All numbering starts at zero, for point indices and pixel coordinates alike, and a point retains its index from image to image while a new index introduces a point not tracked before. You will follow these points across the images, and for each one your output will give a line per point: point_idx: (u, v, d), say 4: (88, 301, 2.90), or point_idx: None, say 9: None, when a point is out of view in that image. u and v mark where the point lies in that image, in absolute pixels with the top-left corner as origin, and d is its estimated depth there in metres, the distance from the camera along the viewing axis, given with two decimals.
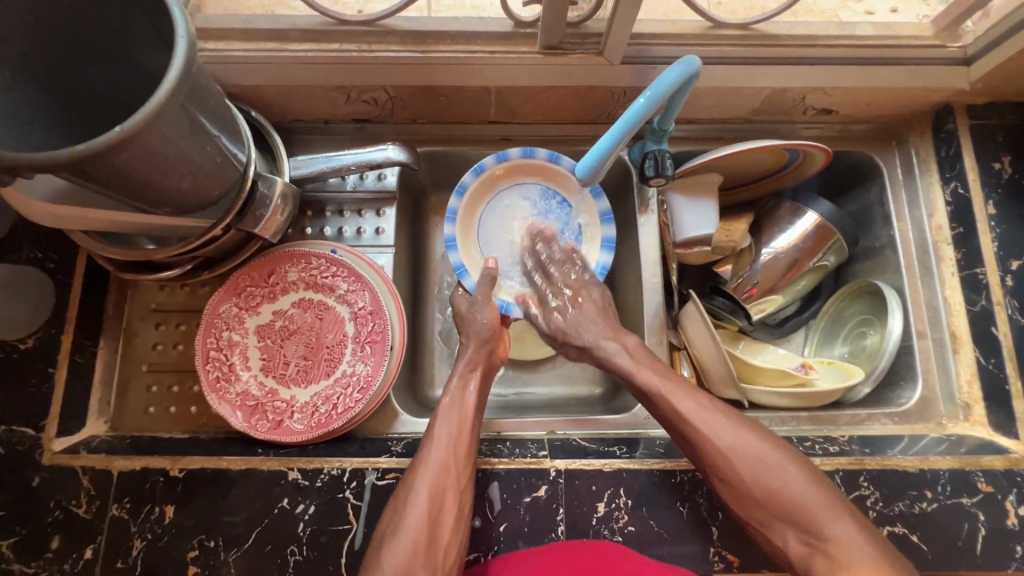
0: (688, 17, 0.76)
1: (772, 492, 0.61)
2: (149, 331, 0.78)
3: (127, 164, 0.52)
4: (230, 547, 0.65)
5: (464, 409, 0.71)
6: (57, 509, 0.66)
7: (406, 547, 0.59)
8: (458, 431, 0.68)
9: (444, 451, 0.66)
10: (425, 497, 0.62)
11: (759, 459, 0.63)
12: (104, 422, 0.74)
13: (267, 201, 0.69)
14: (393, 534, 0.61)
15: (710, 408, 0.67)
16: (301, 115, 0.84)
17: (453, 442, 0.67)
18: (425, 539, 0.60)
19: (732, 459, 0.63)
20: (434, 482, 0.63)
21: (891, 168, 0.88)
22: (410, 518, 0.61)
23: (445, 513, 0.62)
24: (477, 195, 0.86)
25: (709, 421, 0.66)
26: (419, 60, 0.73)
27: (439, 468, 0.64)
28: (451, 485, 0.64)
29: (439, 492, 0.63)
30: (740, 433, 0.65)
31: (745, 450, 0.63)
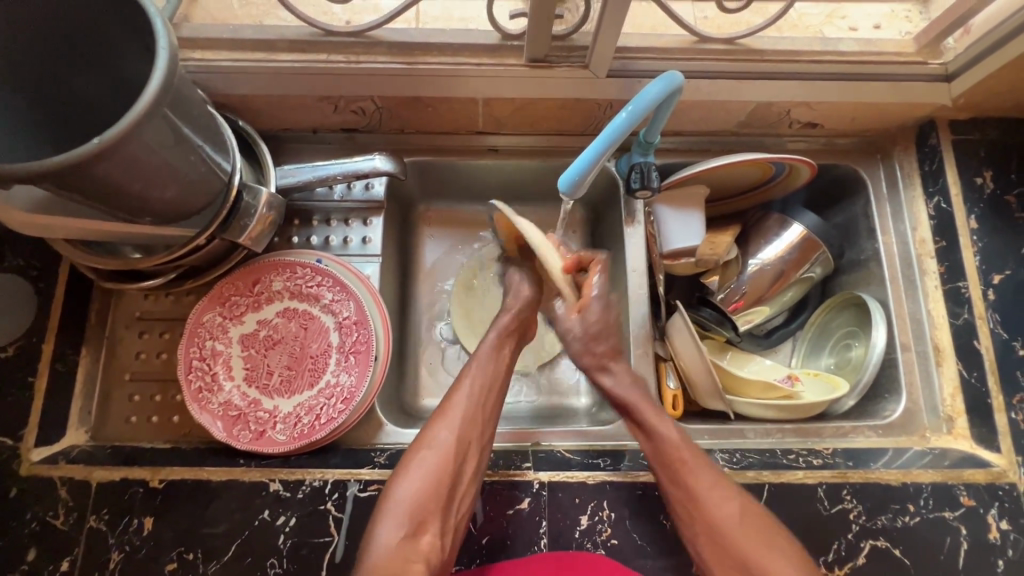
0: (673, 31, 0.76)
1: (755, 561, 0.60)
2: (133, 339, 0.77)
3: (109, 175, 0.52)
4: (209, 560, 0.64)
5: (498, 363, 0.72)
6: (34, 521, 0.65)
7: (422, 485, 0.62)
8: (485, 384, 0.70)
9: (471, 400, 0.68)
10: (450, 443, 0.64)
11: (766, 550, 0.60)
12: (85, 432, 0.73)
13: (252, 210, 0.69)
14: (411, 466, 0.63)
15: (718, 486, 0.64)
16: (289, 125, 0.84)
17: (478, 390, 0.69)
18: (442, 483, 0.62)
19: (734, 543, 0.61)
20: (459, 427, 0.66)
21: (875, 181, 0.89)
22: (430, 458, 0.63)
23: (465, 461, 0.64)
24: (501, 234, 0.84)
25: (719, 507, 0.62)
26: (406, 71, 0.73)
27: (464, 415, 0.66)
28: (474, 434, 0.66)
29: (464, 438, 0.65)
30: (752, 519, 0.62)
31: (754, 541, 0.60)
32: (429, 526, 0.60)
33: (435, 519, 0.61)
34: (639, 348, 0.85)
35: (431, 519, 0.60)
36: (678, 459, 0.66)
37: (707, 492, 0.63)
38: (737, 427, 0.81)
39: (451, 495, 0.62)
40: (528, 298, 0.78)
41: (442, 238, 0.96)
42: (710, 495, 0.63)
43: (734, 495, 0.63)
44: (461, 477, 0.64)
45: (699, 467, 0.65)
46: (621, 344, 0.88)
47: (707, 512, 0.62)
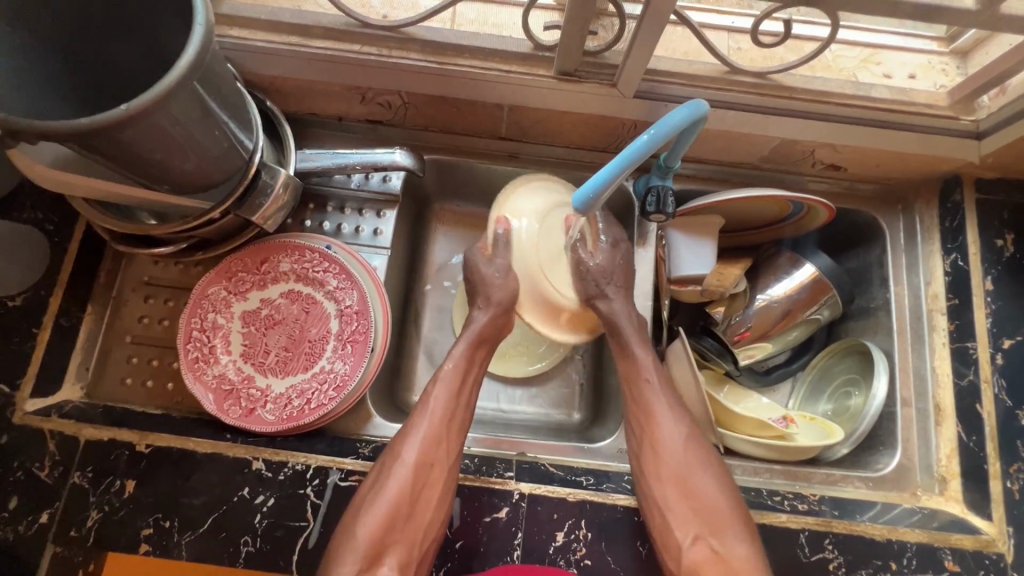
0: (706, 59, 0.76)
1: (688, 481, 0.69)
2: (138, 303, 0.79)
3: (133, 141, 0.53)
4: (184, 530, 0.65)
5: (455, 403, 0.72)
6: (19, 471, 0.66)
7: (378, 520, 0.62)
8: (448, 407, 0.71)
9: (454, 375, 0.74)
10: (412, 463, 0.66)
11: (697, 473, 0.69)
12: (80, 389, 0.74)
13: (268, 190, 0.70)
14: (367, 498, 0.64)
15: (671, 414, 0.73)
16: (316, 110, 0.85)
17: (439, 407, 0.71)
18: (400, 511, 0.63)
19: (678, 466, 0.69)
20: (419, 451, 0.67)
21: (893, 231, 0.88)
22: (385, 488, 0.64)
23: (426, 483, 0.66)
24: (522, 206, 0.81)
25: (666, 429, 0.72)
26: (436, 70, 0.74)
27: (427, 433, 0.68)
28: (438, 455, 0.68)
29: (425, 458, 0.67)
30: (692, 447, 0.71)
31: (689, 463, 0.69)
32: (387, 556, 0.62)
33: (393, 548, 0.62)
34: None
35: (389, 551, 0.62)
36: (644, 383, 0.75)
37: (659, 418, 0.72)
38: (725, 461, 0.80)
39: (411, 524, 0.64)
40: (498, 301, 0.79)
41: (453, 236, 0.97)
42: (661, 423, 0.72)
43: (688, 428, 0.72)
44: (422, 499, 0.65)
45: (657, 394, 0.74)
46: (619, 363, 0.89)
47: (654, 432, 0.72)
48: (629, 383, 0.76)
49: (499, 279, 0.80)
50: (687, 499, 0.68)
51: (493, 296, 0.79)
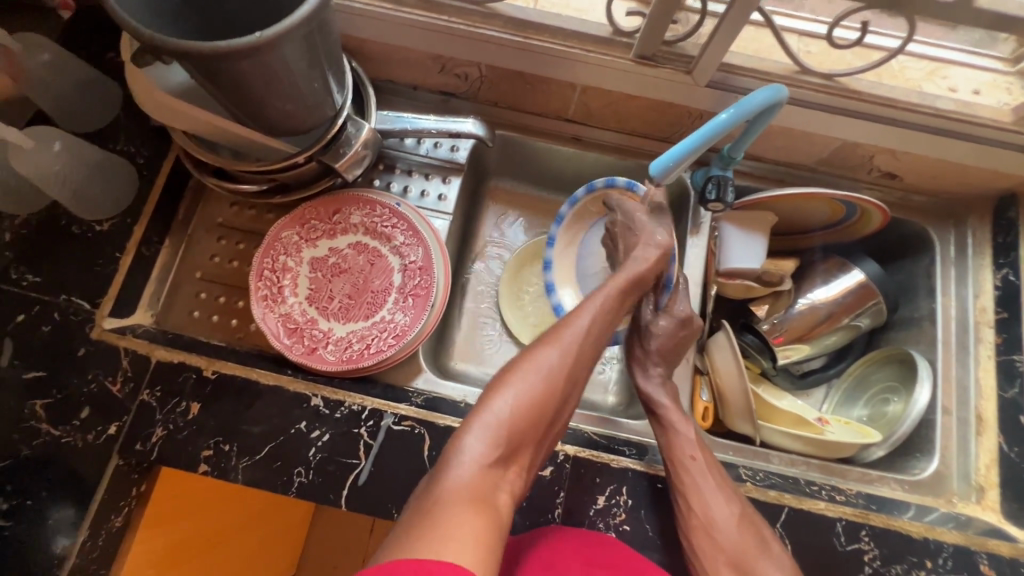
0: (777, 58, 0.79)
1: (744, 564, 0.63)
2: (210, 242, 0.82)
3: (247, 71, 0.56)
4: (242, 455, 0.68)
5: (607, 322, 0.68)
6: (94, 383, 0.69)
7: (525, 408, 0.58)
8: (603, 320, 0.67)
9: (613, 295, 0.69)
10: (560, 373, 0.61)
11: (758, 555, 0.63)
12: (150, 315, 0.77)
13: (352, 142, 0.74)
14: (515, 380, 0.59)
15: (724, 492, 0.67)
16: (393, 77, 0.89)
17: (599, 316, 0.67)
18: (547, 412, 0.59)
19: (734, 549, 0.63)
20: (570, 363, 0.62)
21: (944, 245, 0.89)
22: (531, 384, 0.59)
23: (572, 387, 0.62)
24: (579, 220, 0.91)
25: (716, 509, 0.65)
26: (518, 44, 0.77)
27: (587, 342, 0.64)
28: (587, 363, 0.64)
29: (580, 367, 0.63)
30: (749, 528, 0.65)
31: (749, 545, 0.63)
32: (518, 456, 0.58)
33: (527, 446, 0.58)
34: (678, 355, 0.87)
35: (521, 449, 0.58)
36: (689, 458, 0.69)
37: (709, 498, 0.66)
38: (764, 451, 0.80)
39: (547, 425, 0.60)
40: (662, 242, 0.76)
41: (506, 214, 1.00)
42: (711, 507, 0.65)
43: (743, 510, 0.66)
44: (563, 404, 0.62)
45: (706, 471, 0.68)
46: None
47: (704, 513, 0.65)
48: (671, 457, 0.70)
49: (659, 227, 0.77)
50: None
51: (656, 238, 0.76)
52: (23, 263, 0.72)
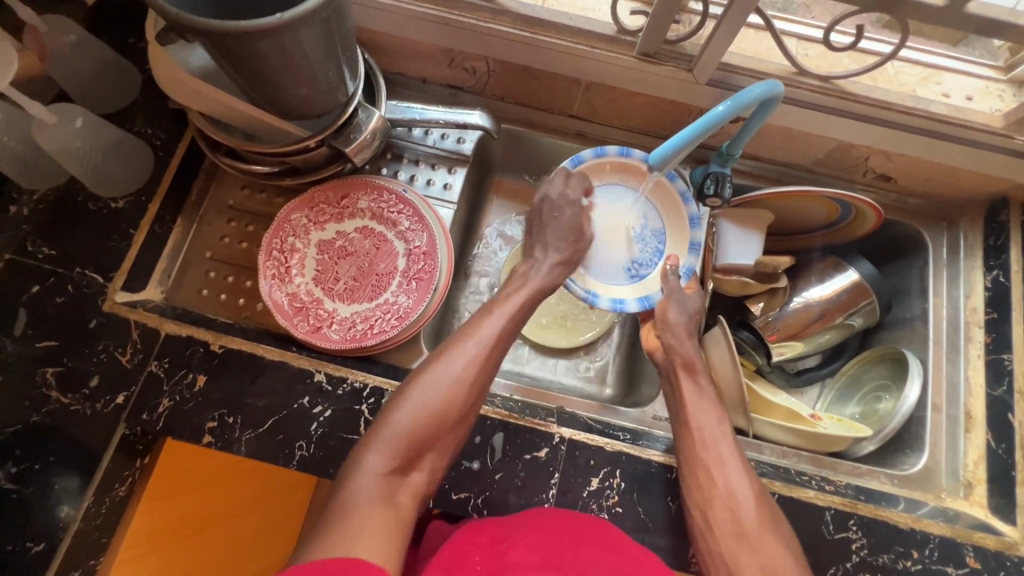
0: (776, 60, 0.81)
1: (755, 538, 0.62)
2: (221, 224, 0.85)
3: (264, 52, 0.58)
4: (245, 428, 0.70)
5: (509, 327, 0.70)
6: (104, 353, 0.71)
7: (425, 416, 0.61)
8: (508, 325, 0.70)
9: (520, 303, 0.73)
10: (461, 379, 0.64)
11: (768, 529, 0.62)
12: (160, 292, 0.79)
13: (361, 128, 0.76)
14: (418, 387, 0.63)
15: (742, 467, 0.67)
16: (404, 69, 0.91)
17: (506, 322, 0.70)
18: (448, 416, 0.62)
19: (746, 522, 0.63)
20: (474, 368, 0.65)
21: (936, 246, 0.91)
22: (432, 394, 0.62)
23: (479, 391, 0.65)
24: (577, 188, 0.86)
25: (735, 481, 0.66)
26: (525, 39, 0.79)
27: (493, 345, 0.67)
28: (494, 366, 0.67)
29: (485, 372, 0.66)
30: (763, 504, 0.65)
31: (760, 518, 0.63)
32: (420, 462, 0.61)
33: (431, 449, 0.62)
34: None
35: (423, 456, 0.61)
36: (717, 429, 0.70)
37: (732, 469, 0.66)
38: (756, 442, 0.82)
39: (454, 431, 0.63)
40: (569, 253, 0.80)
41: (508, 207, 1.02)
42: (730, 475, 0.66)
43: (759, 489, 0.66)
44: (470, 411, 0.64)
45: (727, 446, 0.69)
46: None
47: (720, 478, 0.66)
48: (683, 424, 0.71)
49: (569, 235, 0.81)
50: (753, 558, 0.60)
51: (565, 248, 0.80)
52: (39, 237, 0.75)
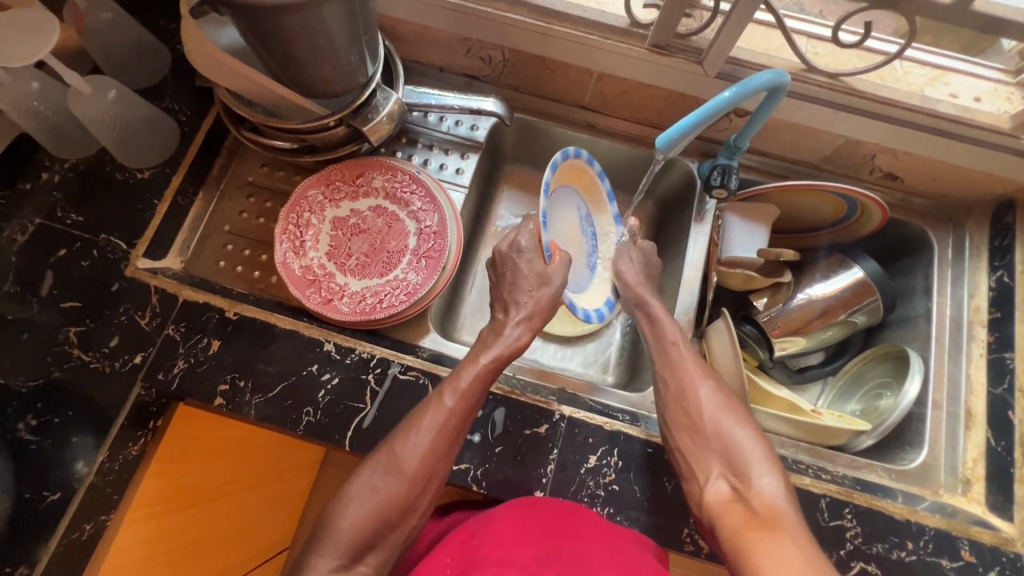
0: (786, 56, 0.83)
1: (717, 427, 0.70)
2: (240, 199, 0.88)
3: (290, 29, 0.61)
4: (256, 392, 0.72)
5: (464, 414, 0.67)
6: (124, 315, 0.74)
7: (369, 514, 0.62)
8: (462, 416, 0.67)
9: (467, 396, 0.68)
10: (406, 476, 0.64)
11: (724, 418, 0.70)
12: (180, 262, 0.81)
13: (380, 110, 0.79)
14: (356, 488, 0.64)
15: (699, 373, 0.75)
16: (422, 58, 0.94)
17: (447, 422, 0.66)
18: (385, 520, 0.63)
19: (704, 417, 0.71)
20: (417, 462, 0.64)
21: (942, 246, 0.91)
22: (374, 494, 0.63)
23: (415, 494, 0.64)
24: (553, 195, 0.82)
25: (689, 386, 0.74)
26: (541, 28, 0.81)
27: (429, 449, 0.65)
28: (434, 467, 0.65)
29: (421, 475, 0.64)
30: (719, 399, 0.72)
31: (714, 410, 0.71)
32: (369, 555, 0.62)
33: (375, 549, 0.62)
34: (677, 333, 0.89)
35: (372, 550, 0.62)
36: (672, 342, 0.78)
37: (688, 377, 0.74)
38: None
39: (403, 522, 0.64)
40: (540, 309, 0.77)
41: (517, 198, 1.05)
42: (698, 388, 0.73)
43: (719, 392, 0.73)
44: (416, 500, 0.65)
45: (685, 356, 0.77)
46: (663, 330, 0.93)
47: (689, 389, 0.74)
48: (661, 351, 0.78)
49: (534, 287, 0.77)
50: (712, 446, 0.69)
51: (541, 307, 0.77)
52: (68, 203, 0.78)
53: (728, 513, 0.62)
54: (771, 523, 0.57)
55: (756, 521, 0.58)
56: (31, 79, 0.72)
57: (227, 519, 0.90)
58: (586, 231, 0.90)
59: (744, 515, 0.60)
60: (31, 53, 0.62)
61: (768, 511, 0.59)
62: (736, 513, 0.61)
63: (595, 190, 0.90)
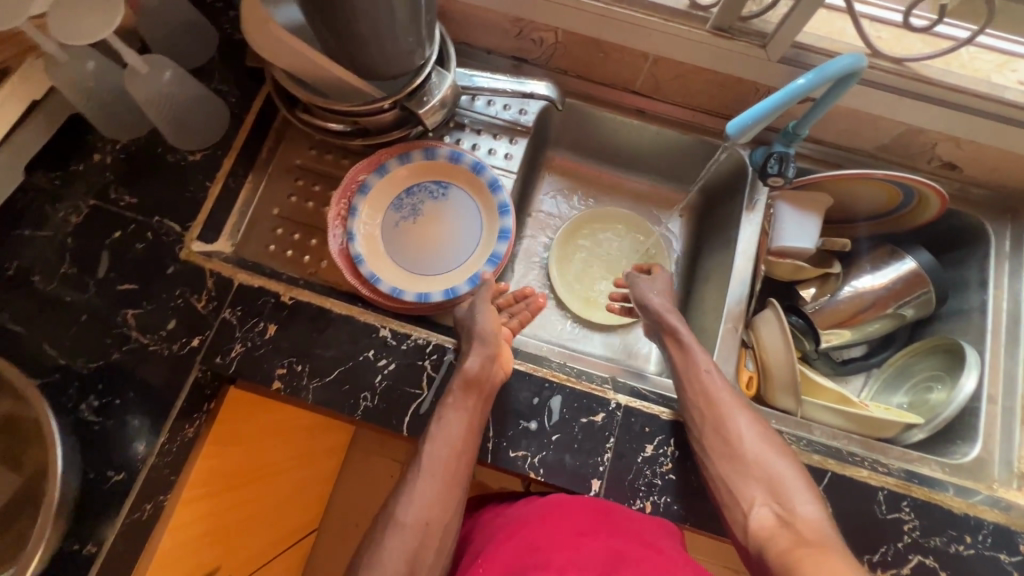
0: (849, 40, 0.80)
1: (757, 457, 0.68)
2: (288, 183, 0.87)
3: (360, 7, 0.60)
4: (313, 376, 0.72)
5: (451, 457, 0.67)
6: (180, 298, 0.74)
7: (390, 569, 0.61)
8: (449, 459, 0.67)
9: (454, 438, 0.67)
10: (409, 525, 0.64)
11: (763, 448, 0.69)
12: (230, 245, 0.81)
13: (435, 92, 0.78)
14: (373, 555, 0.63)
15: (735, 401, 0.73)
16: (471, 39, 0.92)
17: (438, 464, 0.67)
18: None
19: (743, 447, 0.69)
20: (416, 512, 0.65)
21: (1000, 238, 0.90)
22: (386, 553, 0.63)
23: (422, 545, 0.64)
24: (384, 192, 0.81)
25: (727, 416, 0.71)
26: (600, 10, 0.79)
27: (427, 494, 0.67)
28: (434, 514, 0.66)
29: (421, 523, 0.65)
30: (754, 428, 0.71)
31: (751, 440, 0.70)
32: None
33: None
34: (728, 324, 0.88)
35: None
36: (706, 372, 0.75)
37: (725, 406, 0.72)
38: (807, 422, 0.82)
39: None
40: (480, 337, 0.70)
41: (563, 183, 1.06)
42: (733, 418, 0.71)
43: (754, 421, 0.72)
44: (429, 554, 0.64)
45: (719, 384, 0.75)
46: (710, 320, 0.93)
47: (722, 418, 0.71)
48: (689, 379, 0.75)
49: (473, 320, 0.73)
50: (754, 476, 0.67)
51: (474, 332, 0.71)
52: (121, 184, 0.78)
53: (776, 540, 0.62)
54: (824, 549, 0.58)
55: (807, 545, 0.58)
56: (88, 59, 0.71)
57: (275, 495, 0.97)
58: (466, 218, 0.81)
59: (793, 540, 0.60)
60: (97, 31, 0.61)
61: (819, 541, 0.59)
62: (786, 542, 0.61)
63: (457, 170, 0.81)
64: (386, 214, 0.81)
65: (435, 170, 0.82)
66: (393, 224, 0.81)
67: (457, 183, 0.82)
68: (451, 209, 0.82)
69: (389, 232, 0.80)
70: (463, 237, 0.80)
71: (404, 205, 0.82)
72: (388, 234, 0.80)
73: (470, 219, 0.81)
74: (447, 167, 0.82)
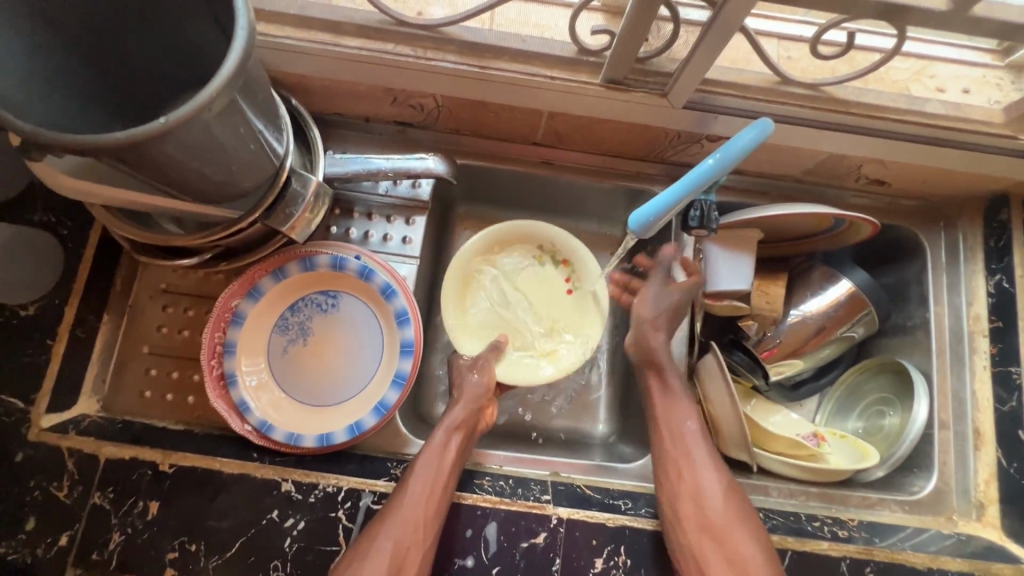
0: (756, 67, 0.72)
1: (725, 532, 0.64)
2: (156, 312, 0.75)
3: (167, 156, 0.49)
4: (211, 554, 0.63)
5: (442, 463, 0.66)
6: (37, 490, 0.63)
7: None
8: (431, 479, 0.65)
9: (433, 472, 0.65)
10: (386, 552, 0.60)
11: (734, 525, 0.65)
12: (97, 402, 0.71)
13: (299, 199, 0.65)
14: None
15: (710, 465, 0.69)
16: (343, 110, 0.80)
17: (430, 489, 0.64)
18: None
19: (713, 520, 0.65)
20: (394, 540, 0.60)
21: (935, 249, 0.86)
22: None
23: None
24: (265, 312, 0.72)
25: (704, 481, 0.67)
26: (476, 74, 0.68)
27: (400, 522, 0.61)
28: (415, 537, 0.61)
29: (397, 556, 0.60)
30: (728, 500, 0.66)
31: (721, 513, 0.65)
32: None
33: None
34: None
35: None
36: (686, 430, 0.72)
37: (700, 469, 0.68)
38: (761, 483, 0.78)
39: None
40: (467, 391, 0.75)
41: None
42: (705, 481, 0.67)
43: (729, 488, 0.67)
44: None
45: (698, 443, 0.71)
46: None
47: (695, 481, 0.68)
48: (670, 431, 0.72)
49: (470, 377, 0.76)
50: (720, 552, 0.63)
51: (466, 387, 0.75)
52: None
53: None
54: None
55: None
56: None
57: None
58: (364, 330, 0.73)
59: None
60: None
61: None
62: None
63: (345, 279, 0.73)
64: (271, 339, 0.72)
65: (320, 281, 0.73)
66: (280, 347, 0.72)
67: (348, 290, 0.74)
68: (344, 321, 0.73)
69: (278, 359, 0.72)
70: (365, 353, 0.73)
71: (291, 326, 0.73)
72: (278, 361, 0.72)
73: (371, 331, 0.73)
74: (335, 276, 0.73)
